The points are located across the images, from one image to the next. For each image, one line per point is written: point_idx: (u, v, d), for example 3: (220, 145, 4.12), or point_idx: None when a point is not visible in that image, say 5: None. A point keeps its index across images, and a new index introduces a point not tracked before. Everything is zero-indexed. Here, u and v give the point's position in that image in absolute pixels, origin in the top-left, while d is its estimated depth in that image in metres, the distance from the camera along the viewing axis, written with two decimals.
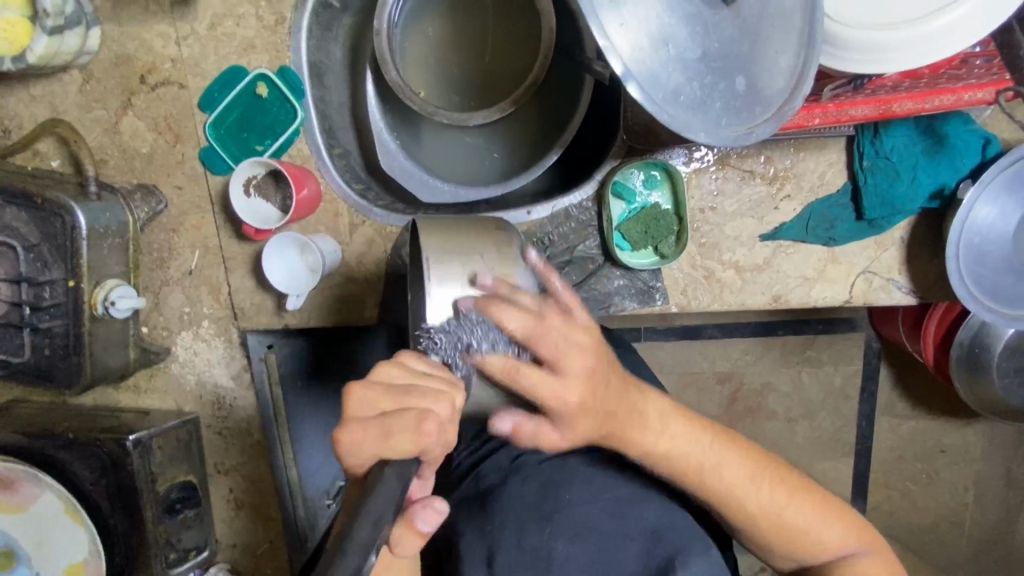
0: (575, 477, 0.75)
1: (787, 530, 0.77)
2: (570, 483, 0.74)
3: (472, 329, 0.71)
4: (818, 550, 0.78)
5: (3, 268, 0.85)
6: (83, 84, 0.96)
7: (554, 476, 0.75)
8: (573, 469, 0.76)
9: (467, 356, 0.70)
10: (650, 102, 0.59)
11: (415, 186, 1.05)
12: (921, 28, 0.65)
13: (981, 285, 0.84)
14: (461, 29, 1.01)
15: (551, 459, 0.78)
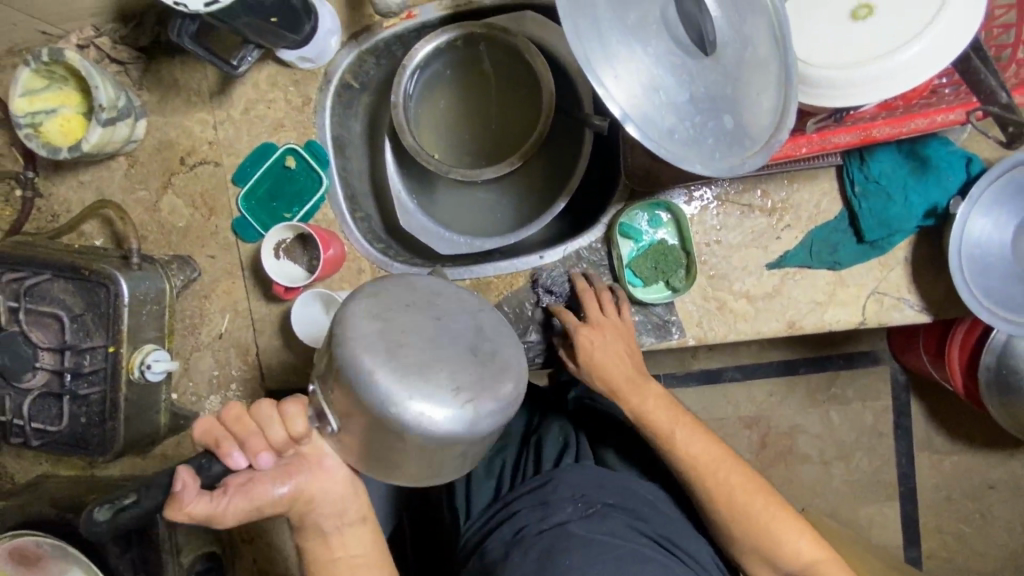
0: (573, 543, 0.75)
1: (750, 521, 0.85)
2: (569, 548, 0.74)
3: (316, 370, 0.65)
4: (779, 552, 0.84)
5: (46, 337, 0.90)
6: (128, 169, 1.06)
7: (553, 544, 0.75)
8: (571, 535, 0.76)
9: (310, 391, 0.66)
10: (647, 142, 0.64)
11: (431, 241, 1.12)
12: (889, 60, 0.72)
13: (990, 297, 0.85)
14: (470, 99, 1.12)
15: (550, 526, 0.79)
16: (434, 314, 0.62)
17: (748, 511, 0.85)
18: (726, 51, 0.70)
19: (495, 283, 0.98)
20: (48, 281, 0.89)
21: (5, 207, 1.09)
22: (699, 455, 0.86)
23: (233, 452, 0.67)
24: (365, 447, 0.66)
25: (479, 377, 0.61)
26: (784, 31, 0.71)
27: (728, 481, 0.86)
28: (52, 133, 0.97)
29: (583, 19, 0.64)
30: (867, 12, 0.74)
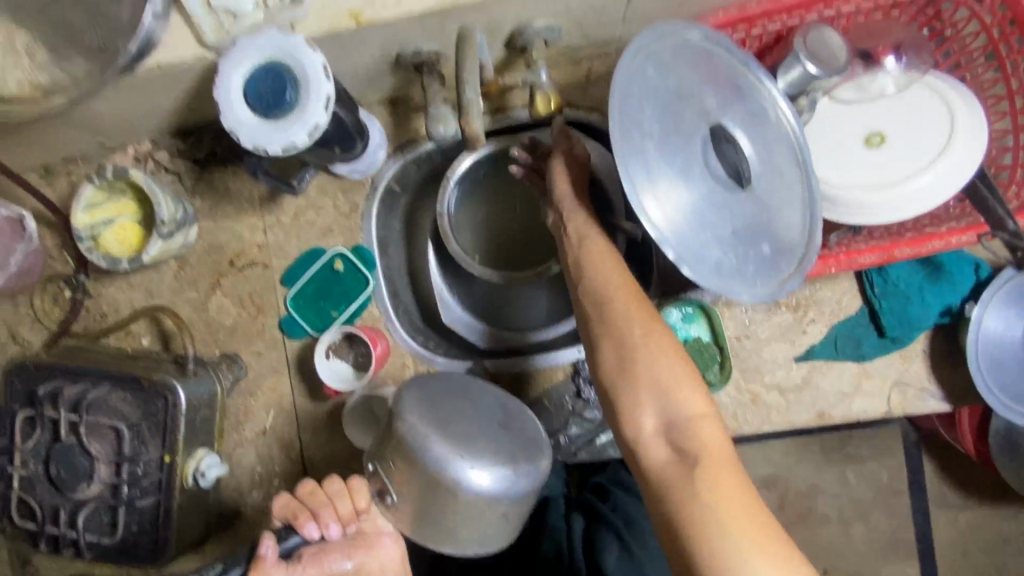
0: None
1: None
2: None
3: (377, 451, 0.79)
4: None
5: (103, 447, 0.92)
6: (178, 270, 1.10)
7: None
8: None
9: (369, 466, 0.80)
10: (701, 278, 0.68)
11: (474, 336, 1.16)
12: (907, 187, 0.79)
13: (1006, 392, 0.92)
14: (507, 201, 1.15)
15: None
16: (476, 407, 0.79)
17: (735, 539, 0.65)
18: (757, 184, 0.76)
19: (536, 377, 1.04)
20: (107, 391, 0.92)
21: (52, 307, 1.11)
22: (612, 307, 0.77)
23: (307, 522, 0.85)
24: (422, 514, 0.78)
25: (516, 445, 0.78)
26: (804, 163, 0.79)
27: (630, 321, 0.76)
28: (109, 243, 1.01)
29: (636, 164, 0.68)
30: (879, 139, 0.83)
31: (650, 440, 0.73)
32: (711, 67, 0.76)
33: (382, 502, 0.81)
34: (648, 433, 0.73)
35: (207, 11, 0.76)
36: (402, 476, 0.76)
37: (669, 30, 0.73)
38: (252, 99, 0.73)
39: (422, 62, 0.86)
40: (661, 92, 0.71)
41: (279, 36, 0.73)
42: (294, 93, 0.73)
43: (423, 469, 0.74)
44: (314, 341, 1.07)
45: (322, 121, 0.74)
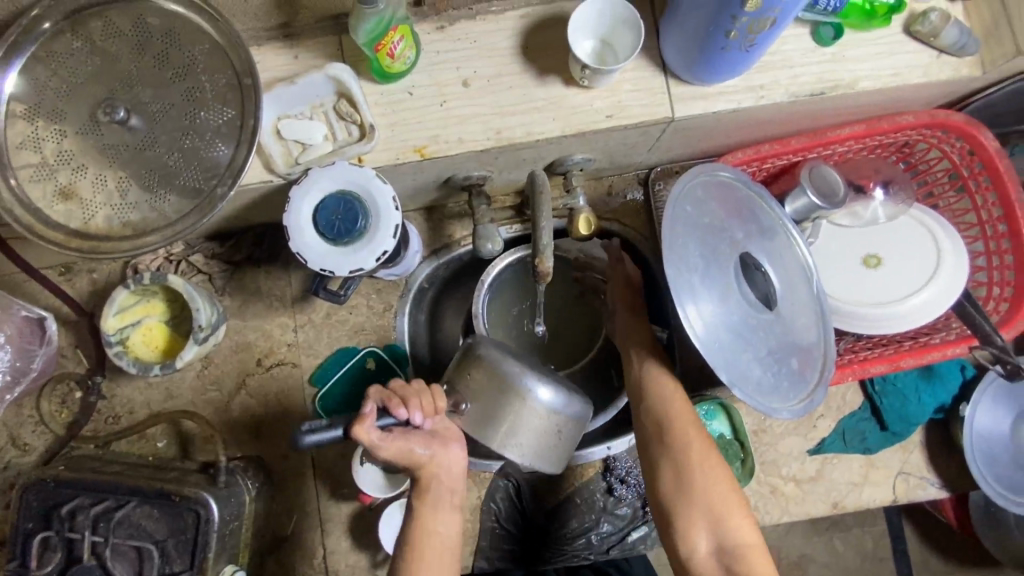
0: None
1: None
2: None
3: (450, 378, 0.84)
4: None
5: (125, 568, 0.87)
6: (201, 369, 1.07)
7: None
8: None
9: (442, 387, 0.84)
10: (745, 397, 0.77)
11: None
12: (900, 305, 0.92)
13: (1001, 483, 1.00)
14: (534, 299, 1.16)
15: None
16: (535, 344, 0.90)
17: None
18: (782, 304, 0.86)
19: (565, 477, 1.05)
20: (133, 508, 0.88)
21: (59, 409, 1.06)
22: (678, 430, 0.86)
23: (399, 406, 0.76)
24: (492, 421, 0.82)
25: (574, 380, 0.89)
26: (814, 280, 0.86)
27: (687, 444, 0.85)
28: (137, 347, 1.00)
29: (685, 292, 0.77)
30: (875, 260, 0.96)
31: (702, 562, 0.81)
32: (737, 200, 0.86)
33: (454, 413, 0.82)
34: (703, 556, 0.81)
35: (278, 142, 0.81)
36: (480, 393, 0.82)
37: (700, 171, 0.84)
38: (325, 227, 0.77)
39: (470, 184, 0.94)
40: (701, 229, 0.81)
41: (352, 169, 0.79)
42: (365, 222, 0.78)
43: (504, 381, 0.82)
44: (343, 442, 1.06)
45: (390, 247, 0.79)
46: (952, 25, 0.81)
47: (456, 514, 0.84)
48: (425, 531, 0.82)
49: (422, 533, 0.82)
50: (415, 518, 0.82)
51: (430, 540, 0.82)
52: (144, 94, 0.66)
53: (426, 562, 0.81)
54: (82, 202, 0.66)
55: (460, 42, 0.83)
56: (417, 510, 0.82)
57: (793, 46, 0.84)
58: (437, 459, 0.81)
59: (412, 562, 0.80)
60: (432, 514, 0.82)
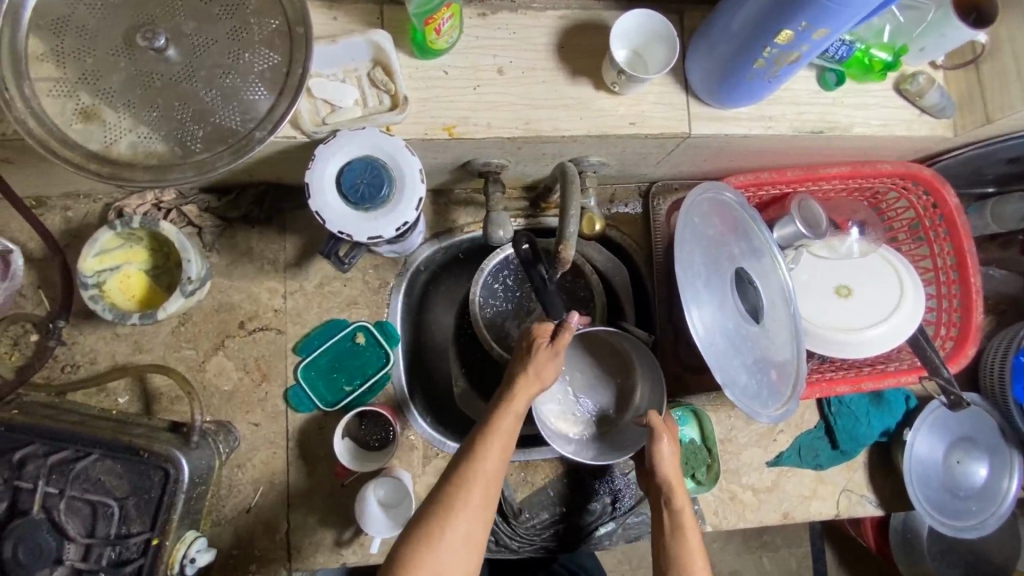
0: None
1: None
2: None
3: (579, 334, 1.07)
4: None
5: (76, 525, 0.81)
6: (177, 327, 1.02)
7: None
8: None
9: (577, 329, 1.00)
10: (734, 397, 0.84)
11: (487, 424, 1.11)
12: (859, 332, 1.00)
13: (930, 503, 1.10)
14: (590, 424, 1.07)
15: None
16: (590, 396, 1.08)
17: None
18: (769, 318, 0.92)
19: (542, 466, 1.08)
20: (93, 461, 0.83)
21: (10, 351, 0.98)
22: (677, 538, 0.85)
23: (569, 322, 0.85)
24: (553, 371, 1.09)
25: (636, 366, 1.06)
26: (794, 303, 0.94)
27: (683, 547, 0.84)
28: (114, 293, 0.95)
29: (689, 296, 0.85)
30: (846, 291, 1.05)
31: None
32: (736, 220, 0.93)
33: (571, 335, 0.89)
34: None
35: (307, 100, 0.80)
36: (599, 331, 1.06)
37: (709, 188, 0.91)
38: (348, 190, 0.76)
39: (488, 171, 0.95)
40: (708, 240, 0.90)
41: (383, 136, 0.79)
42: (389, 189, 0.78)
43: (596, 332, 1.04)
44: (321, 415, 1.03)
45: (411, 218, 0.79)
46: (935, 89, 0.92)
47: (518, 424, 0.82)
48: (494, 435, 0.79)
49: (493, 434, 0.79)
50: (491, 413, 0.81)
51: (493, 444, 0.78)
52: (186, 25, 0.64)
53: (499, 437, 0.79)
54: (105, 125, 0.63)
55: (499, 31, 0.86)
56: (498, 412, 0.81)
57: (800, 86, 0.92)
58: (541, 365, 0.84)
59: (476, 457, 0.77)
60: (507, 418, 0.81)
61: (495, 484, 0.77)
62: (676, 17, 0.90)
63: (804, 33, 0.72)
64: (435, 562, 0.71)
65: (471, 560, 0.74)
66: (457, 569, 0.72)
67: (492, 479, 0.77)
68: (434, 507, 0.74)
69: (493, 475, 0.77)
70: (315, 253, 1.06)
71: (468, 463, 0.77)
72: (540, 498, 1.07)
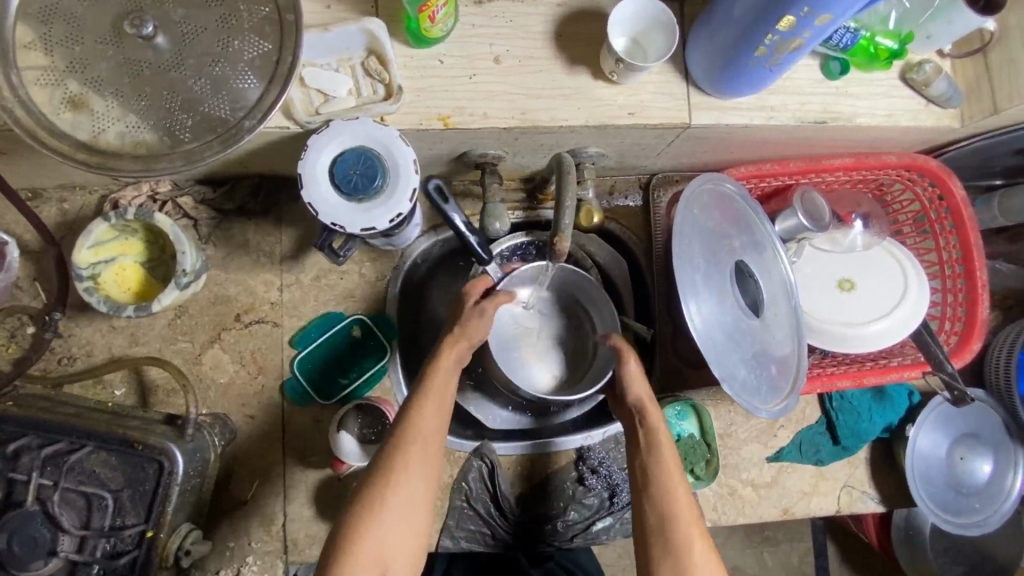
0: None
1: None
2: None
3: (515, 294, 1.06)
4: None
5: (70, 517, 0.81)
6: (173, 319, 1.02)
7: None
8: None
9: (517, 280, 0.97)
10: (733, 392, 0.84)
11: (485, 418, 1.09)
12: (862, 327, 0.99)
13: (931, 500, 1.09)
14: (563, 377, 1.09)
15: None
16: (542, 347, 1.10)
17: None
18: (770, 313, 0.91)
19: (539, 461, 1.07)
20: (87, 453, 0.83)
21: (6, 344, 0.97)
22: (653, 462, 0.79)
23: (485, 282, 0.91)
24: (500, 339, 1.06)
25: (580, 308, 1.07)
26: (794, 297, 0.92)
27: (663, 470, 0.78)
28: (109, 285, 0.95)
29: (689, 291, 0.85)
30: (849, 285, 1.03)
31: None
32: (738, 212, 0.91)
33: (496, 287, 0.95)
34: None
35: (301, 89, 0.79)
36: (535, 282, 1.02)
37: (708, 179, 0.90)
38: (342, 180, 0.75)
39: (485, 162, 0.94)
40: (709, 233, 0.89)
41: (376, 126, 0.78)
42: (383, 180, 0.77)
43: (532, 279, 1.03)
44: (317, 408, 1.03)
45: (406, 210, 0.79)
46: (943, 78, 0.89)
47: (454, 380, 0.82)
48: (426, 390, 0.79)
49: (426, 391, 0.79)
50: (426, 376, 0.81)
51: (427, 400, 0.78)
52: (174, 12, 0.63)
53: (431, 392, 0.79)
54: (93, 114, 0.62)
55: (496, 19, 0.84)
56: (429, 370, 0.81)
57: (803, 75, 0.90)
58: (470, 324, 0.85)
59: (410, 414, 0.77)
60: (442, 376, 0.80)
61: (434, 446, 0.76)
62: (677, 5, 0.88)
63: (806, 19, 0.70)
64: (382, 522, 0.71)
65: (418, 524, 0.73)
66: (399, 532, 0.71)
67: (433, 441, 0.76)
68: (375, 474, 0.73)
69: (432, 435, 0.76)
70: (311, 245, 1.05)
71: (406, 426, 0.76)
72: (537, 492, 1.06)
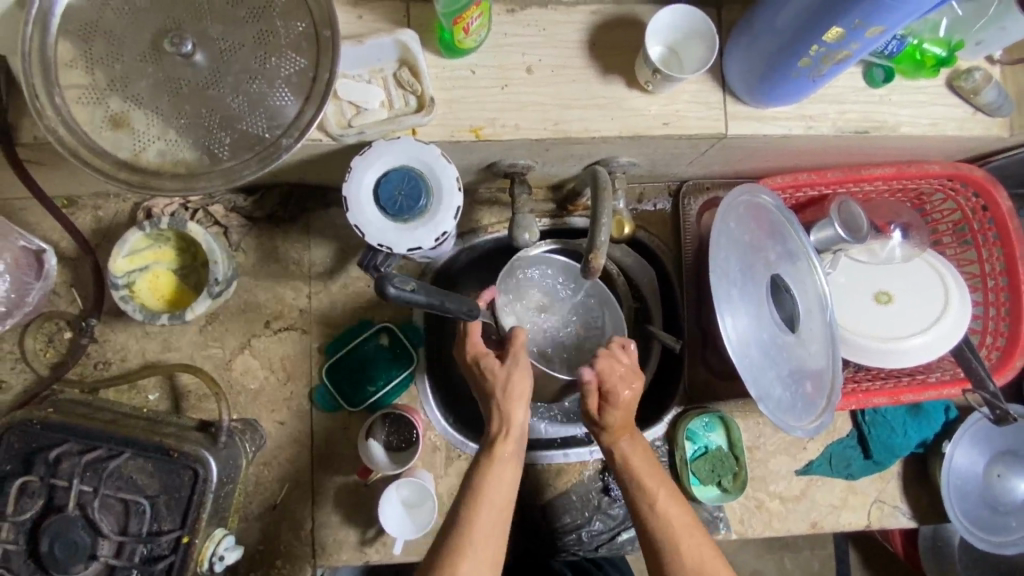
0: None
1: None
2: None
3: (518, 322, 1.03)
4: None
5: (109, 522, 0.83)
6: (204, 325, 1.03)
7: None
8: None
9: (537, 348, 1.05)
10: (768, 412, 0.82)
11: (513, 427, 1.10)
12: (902, 342, 0.96)
13: (966, 517, 1.07)
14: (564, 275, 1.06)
15: None
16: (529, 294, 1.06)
17: None
18: (806, 326, 0.89)
19: (565, 470, 1.06)
20: (125, 460, 0.84)
21: (45, 348, 1.00)
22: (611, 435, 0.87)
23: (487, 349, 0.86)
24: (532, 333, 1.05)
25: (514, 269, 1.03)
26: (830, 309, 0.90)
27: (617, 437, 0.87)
28: (144, 293, 0.96)
29: (723, 304, 0.83)
30: (886, 297, 1.01)
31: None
32: (773, 223, 0.89)
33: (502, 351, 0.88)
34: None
35: (333, 101, 0.79)
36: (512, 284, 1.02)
37: (744, 190, 0.88)
38: (386, 203, 0.76)
39: (514, 172, 0.93)
40: (742, 246, 0.87)
41: (417, 145, 0.77)
42: (426, 200, 0.78)
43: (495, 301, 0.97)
44: (345, 415, 1.04)
45: (449, 228, 0.79)
46: (992, 86, 0.86)
47: (508, 470, 0.81)
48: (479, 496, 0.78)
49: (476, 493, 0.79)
50: (474, 482, 0.80)
51: (483, 501, 0.78)
52: (213, 29, 0.63)
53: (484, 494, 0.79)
54: (133, 132, 0.63)
55: (529, 28, 0.83)
56: (480, 470, 0.81)
57: (845, 83, 0.87)
58: (511, 393, 0.83)
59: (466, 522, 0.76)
60: (492, 482, 0.80)
61: (491, 545, 0.76)
62: (714, 11, 0.86)
63: (856, 31, 0.68)
64: None
65: None
66: None
67: (487, 553, 0.75)
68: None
69: (488, 537, 0.76)
70: (339, 252, 1.05)
71: (458, 537, 0.75)
72: (563, 501, 1.06)
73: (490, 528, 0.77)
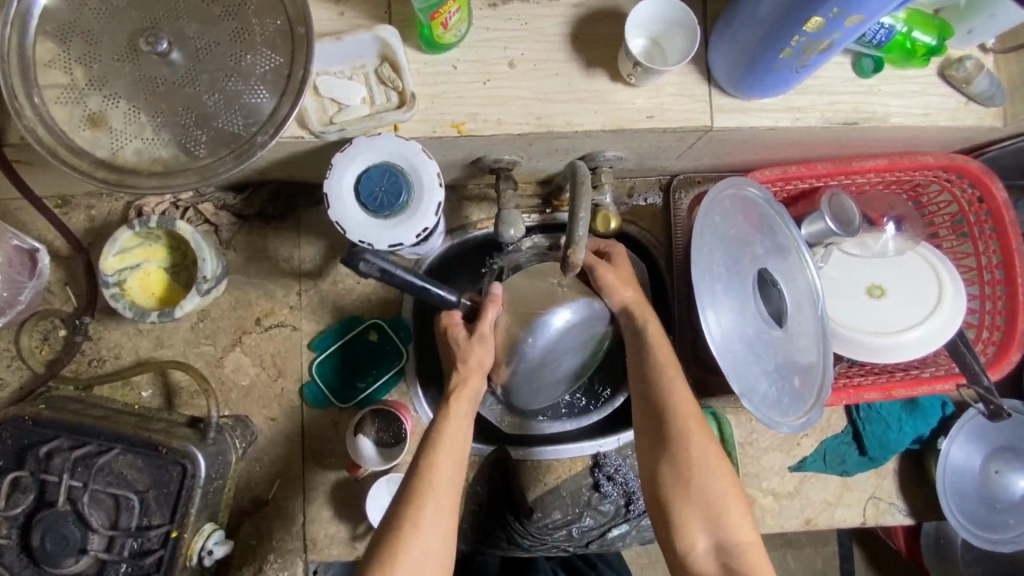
0: None
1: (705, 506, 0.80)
2: None
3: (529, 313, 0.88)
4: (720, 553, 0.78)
5: (100, 517, 0.85)
6: (195, 323, 1.04)
7: None
8: None
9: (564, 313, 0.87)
10: (751, 407, 0.82)
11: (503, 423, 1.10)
12: (895, 337, 0.95)
13: (963, 514, 1.05)
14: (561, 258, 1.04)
15: None
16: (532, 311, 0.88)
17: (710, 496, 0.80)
18: (794, 321, 0.87)
19: (555, 466, 1.06)
20: (115, 455, 0.85)
21: (40, 346, 1.01)
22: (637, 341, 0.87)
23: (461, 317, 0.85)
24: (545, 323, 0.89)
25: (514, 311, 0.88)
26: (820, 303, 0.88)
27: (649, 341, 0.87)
28: (135, 290, 0.97)
29: (706, 299, 0.82)
30: (879, 291, 0.99)
31: (702, 560, 0.80)
32: (761, 217, 0.88)
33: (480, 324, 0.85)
34: (702, 552, 0.79)
35: (314, 98, 0.79)
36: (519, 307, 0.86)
37: (731, 183, 0.87)
38: (366, 199, 0.76)
39: (500, 167, 0.93)
40: (727, 239, 0.86)
41: (397, 141, 0.78)
42: (407, 196, 0.78)
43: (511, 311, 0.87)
44: (336, 411, 1.04)
45: (430, 224, 0.79)
46: (984, 75, 0.85)
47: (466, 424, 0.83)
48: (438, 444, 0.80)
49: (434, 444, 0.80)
50: (433, 434, 0.81)
51: (440, 453, 0.79)
52: (188, 27, 0.63)
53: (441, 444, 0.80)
54: (112, 131, 0.63)
55: (511, 22, 0.83)
56: (439, 423, 0.82)
57: (834, 74, 0.86)
58: (471, 360, 0.84)
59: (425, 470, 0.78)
60: (450, 433, 0.81)
61: (448, 495, 0.77)
62: (699, 2, 0.85)
63: (835, 20, 0.67)
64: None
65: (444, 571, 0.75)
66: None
67: (446, 505, 0.77)
68: (388, 542, 0.74)
69: (445, 487, 0.77)
70: (328, 249, 1.06)
71: (421, 484, 0.77)
72: (553, 497, 1.06)
73: (449, 478, 0.78)
